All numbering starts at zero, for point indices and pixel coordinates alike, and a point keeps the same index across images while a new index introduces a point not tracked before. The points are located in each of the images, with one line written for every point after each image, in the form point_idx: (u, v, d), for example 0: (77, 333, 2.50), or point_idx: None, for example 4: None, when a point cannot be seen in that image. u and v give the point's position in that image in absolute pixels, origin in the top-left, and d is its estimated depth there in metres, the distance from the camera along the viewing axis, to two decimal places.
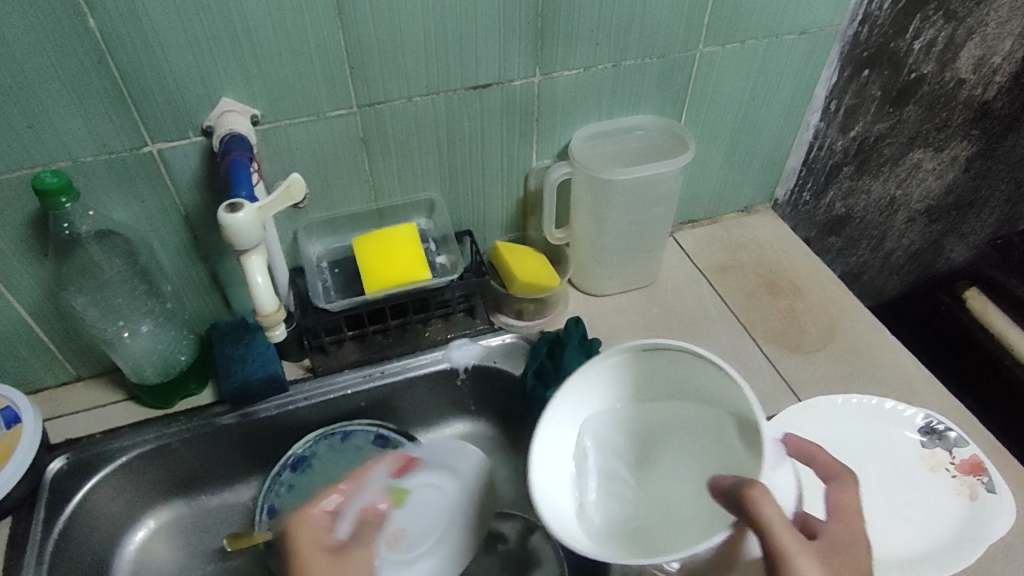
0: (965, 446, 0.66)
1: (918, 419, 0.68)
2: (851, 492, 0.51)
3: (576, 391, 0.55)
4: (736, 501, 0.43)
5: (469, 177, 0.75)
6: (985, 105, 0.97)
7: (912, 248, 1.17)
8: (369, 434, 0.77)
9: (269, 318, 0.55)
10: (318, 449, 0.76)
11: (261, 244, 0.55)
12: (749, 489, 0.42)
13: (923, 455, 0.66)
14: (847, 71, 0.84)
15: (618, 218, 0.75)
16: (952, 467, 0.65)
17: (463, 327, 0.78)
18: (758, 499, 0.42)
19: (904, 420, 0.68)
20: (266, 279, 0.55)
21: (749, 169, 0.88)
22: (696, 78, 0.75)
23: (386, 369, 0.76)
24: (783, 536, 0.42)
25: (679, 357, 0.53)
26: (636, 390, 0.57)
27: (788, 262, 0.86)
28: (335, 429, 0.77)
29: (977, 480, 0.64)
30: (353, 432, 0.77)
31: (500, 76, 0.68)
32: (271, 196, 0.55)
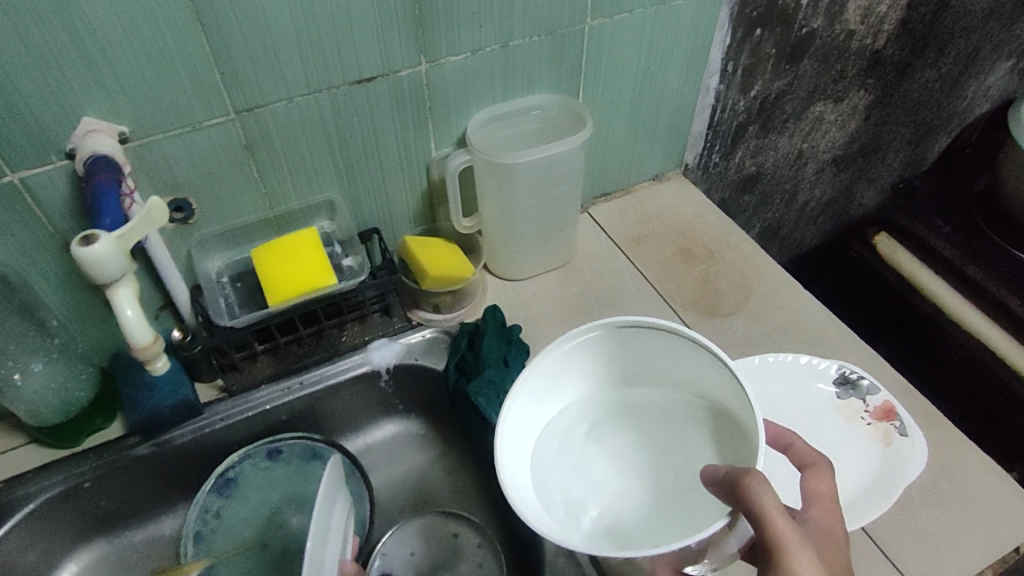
0: (877, 393, 0.69)
1: (832, 370, 0.71)
2: (825, 478, 0.51)
3: (544, 390, 0.52)
4: (735, 491, 0.42)
5: (368, 174, 0.73)
6: (877, 54, 0.99)
7: (826, 198, 1.20)
8: (296, 446, 0.75)
9: (146, 351, 0.56)
10: (243, 469, 0.74)
11: (127, 274, 0.53)
12: (749, 481, 0.41)
13: (840, 406, 0.69)
14: (740, 32, 0.84)
15: (525, 201, 0.75)
16: (866, 415, 0.68)
17: (379, 328, 0.76)
18: (756, 486, 0.41)
19: (819, 372, 0.71)
20: (138, 312, 0.54)
21: (655, 137, 0.88)
22: (588, 53, 0.74)
23: (305, 380, 0.74)
24: (778, 523, 0.41)
25: (654, 337, 0.51)
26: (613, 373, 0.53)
27: (699, 227, 0.87)
28: (259, 446, 0.73)
29: (890, 424, 0.67)
30: (279, 447, 0.74)
31: (384, 67, 0.65)
32: (126, 225, 0.53)
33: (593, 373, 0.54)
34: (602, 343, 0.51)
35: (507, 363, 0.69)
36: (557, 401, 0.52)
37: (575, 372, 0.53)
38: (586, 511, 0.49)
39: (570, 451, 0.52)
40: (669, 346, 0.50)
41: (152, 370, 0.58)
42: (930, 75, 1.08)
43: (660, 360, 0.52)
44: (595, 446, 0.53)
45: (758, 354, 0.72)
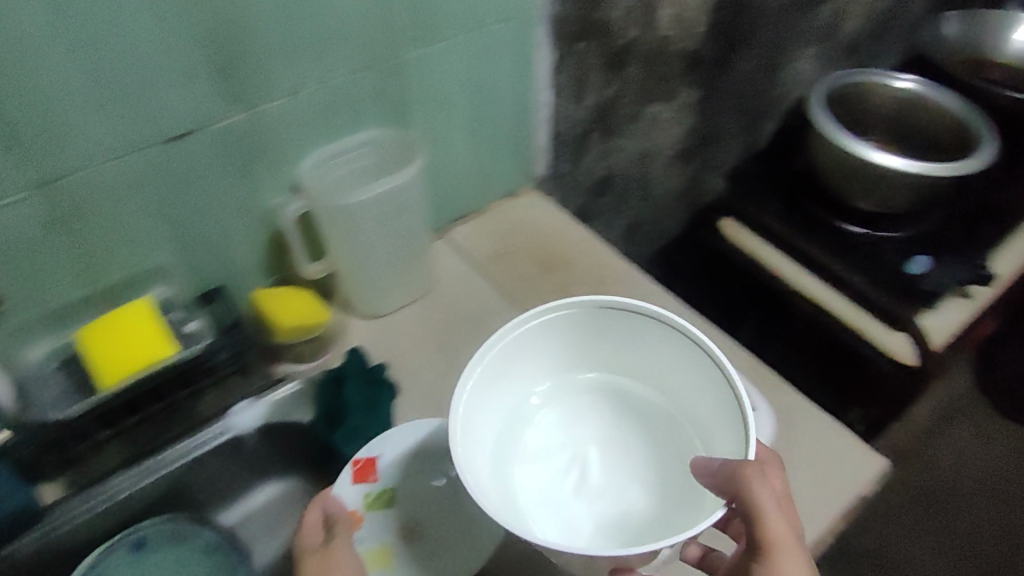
0: None
1: None
2: None
3: (510, 382, 0.60)
4: (729, 481, 0.50)
5: (202, 231, 0.69)
6: (696, 54, 1.07)
7: (678, 189, 1.27)
8: (162, 531, 0.69)
9: None
10: (105, 566, 0.68)
11: None
12: (749, 481, 0.48)
13: None
14: (562, 48, 0.88)
15: (372, 238, 0.74)
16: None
17: (239, 391, 0.73)
18: (750, 475, 0.48)
19: None
20: None
21: (500, 155, 0.91)
22: (414, 85, 0.75)
23: (163, 459, 0.69)
24: (767, 511, 0.48)
25: (634, 323, 0.58)
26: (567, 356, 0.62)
27: (554, 238, 0.90)
28: (119, 539, 0.68)
29: None
30: (142, 536, 0.69)
31: (197, 120, 0.62)
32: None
33: (556, 361, 0.62)
34: (565, 323, 0.59)
35: (373, 406, 0.69)
36: (516, 385, 0.60)
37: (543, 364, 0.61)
38: (572, 509, 0.58)
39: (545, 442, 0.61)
40: (642, 331, 0.59)
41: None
42: (747, 67, 1.18)
43: (638, 348, 0.60)
44: (547, 422, 0.62)
45: None
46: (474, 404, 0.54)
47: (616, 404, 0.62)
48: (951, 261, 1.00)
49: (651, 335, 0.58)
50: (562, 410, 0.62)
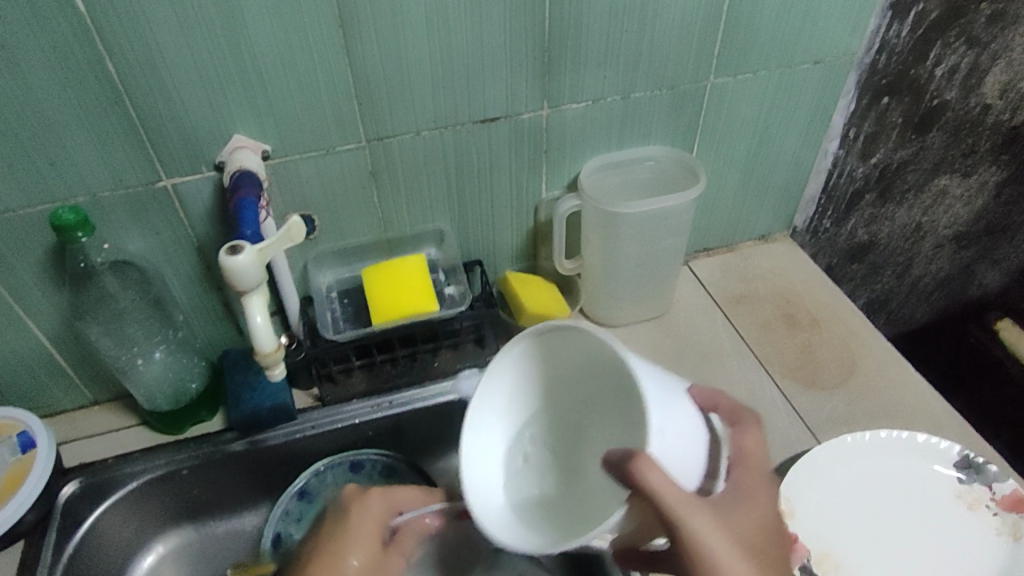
0: (1005, 480, 0.64)
1: (954, 452, 0.66)
2: (755, 433, 0.50)
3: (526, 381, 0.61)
4: (625, 474, 0.44)
5: (478, 208, 0.75)
6: (1014, 129, 0.93)
7: (941, 275, 1.10)
8: (377, 463, 0.78)
9: (268, 357, 0.57)
10: (326, 478, 0.77)
11: (262, 284, 0.57)
12: (633, 463, 0.43)
13: (961, 491, 0.65)
14: (867, 98, 0.82)
15: (629, 251, 0.75)
16: (991, 504, 0.64)
17: (471, 357, 0.77)
18: (642, 469, 0.42)
19: (939, 454, 0.66)
20: (265, 320, 0.57)
21: (766, 198, 0.87)
22: (707, 110, 0.74)
23: (395, 400, 0.76)
24: (671, 501, 0.42)
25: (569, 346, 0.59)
26: (557, 374, 0.62)
27: (805, 293, 0.85)
28: (342, 458, 0.77)
29: (1020, 516, 0.62)
30: (360, 461, 0.78)
31: (507, 109, 0.68)
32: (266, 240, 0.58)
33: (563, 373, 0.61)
34: (539, 346, 0.59)
35: None
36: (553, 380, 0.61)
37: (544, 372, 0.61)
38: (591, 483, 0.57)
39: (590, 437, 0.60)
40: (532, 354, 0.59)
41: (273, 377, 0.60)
42: None
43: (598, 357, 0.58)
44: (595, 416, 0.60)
45: (869, 431, 0.68)
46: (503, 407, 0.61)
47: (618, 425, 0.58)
48: None
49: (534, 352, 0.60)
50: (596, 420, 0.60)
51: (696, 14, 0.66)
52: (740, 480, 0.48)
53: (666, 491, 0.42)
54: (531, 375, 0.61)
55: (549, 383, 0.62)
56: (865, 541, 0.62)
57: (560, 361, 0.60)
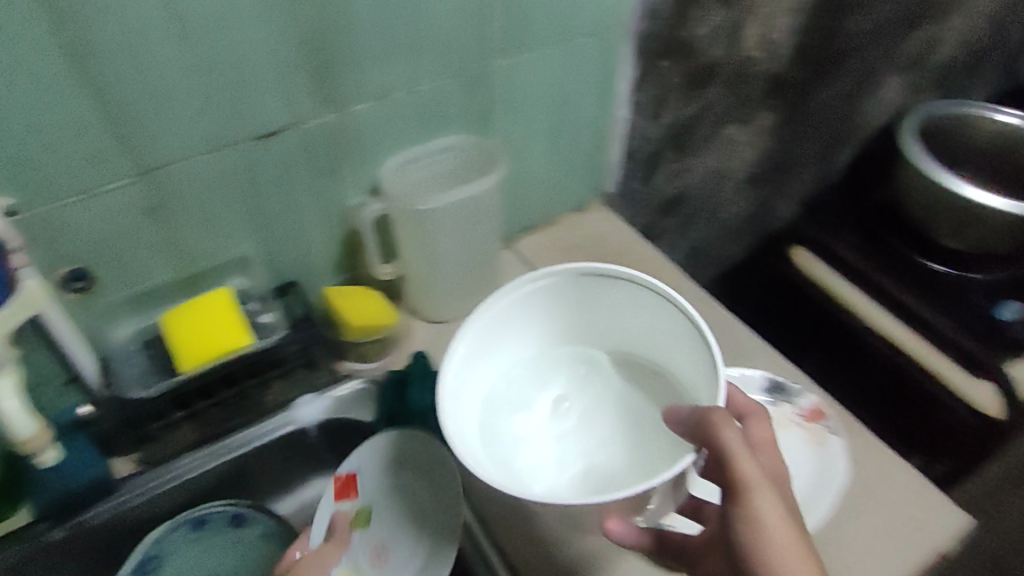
0: (806, 395, 0.73)
1: (762, 378, 0.74)
2: (764, 425, 0.55)
3: (539, 322, 0.62)
4: (699, 427, 0.50)
5: (284, 225, 0.71)
6: (778, 76, 1.03)
7: (746, 214, 1.21)
8: (224, 514, 0.71)
9: (31, 442, 0.61)
10: (167, 544, 0.69)
11: (10, 365, 0.58)
12: (716, 416, 0.49)
13: (773, 414, 0.72)
14: (645, 63, 0.87)
15: (445, 245, 0.76)
16: (800, 418, 0.71)
17: (304, 384, 0.74)
18: (720, 421, 0.49)
19: (752, 383, 0.74)
20: (17, 403, 0.59)
21: (575, 168, 0.90)
22: (499, 92, 0.75)
23: (228, 444, 0.71)
24: (741, 457, 0.48)
25: (618, 297, 0.61)
26: (586, 330, 0.64)
27: (622, 255, 0.90)
28: (180, 519, 0.70)
29: (821, 425, 0.71)
30: (202, 516, 0.70)
31: (290, 118, 0.64)
32: (6, 307, 0.56)
33: (583, 322, 0.63)
34: (581, 291, 0.61)
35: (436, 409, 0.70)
36: (580, 326, 0.64)
37: (557, 319, 0.63)
38: (587, 450, 0.58)
39: (581, 389, 0.62)
40: (615, 299, 0.61)
41: (43, 461, 0.64)
42: (831, 91, 1.13)
43: (636, 325, 0.61)
44: (592, 387, 0.62)
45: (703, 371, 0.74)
46: (517, 331, 0.61)
47: (621, 400, 0.61)
48: None
49: (597, 295, 0.61)
50: (593, 385, 0.62)
51: (465, 4, 0.66)
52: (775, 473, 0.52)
53: (736, 449, 0.49)
54: (555, 321, 0.63)
55: (573, 328, 0.64)
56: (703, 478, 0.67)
57: (597, 311, 0.62)
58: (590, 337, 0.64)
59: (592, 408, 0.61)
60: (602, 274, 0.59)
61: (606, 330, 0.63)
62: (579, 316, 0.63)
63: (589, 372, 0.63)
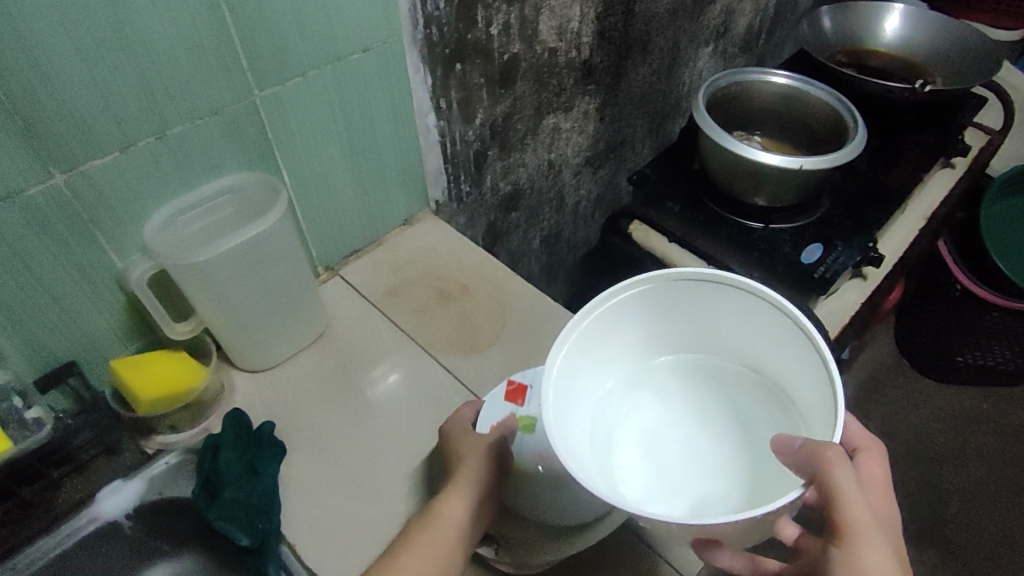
0: None
1: None
2: (878, 460, 0.54)
3: (669, 321, 0.57)
4: (810, 465, 0.45)
5: (40, 309, 0.62)
6: (587, 63, 1.04)
7: (594, 194, 1.26)
8: None
9: None
10: None
11: None
12: (831, 452, 0.44)
13: None
14: (438, 70, 0.84)
15: (241, 292, 0.70)
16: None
17: (107, 472, 0.67)
18: (837, 460, 0.44)
19: None
20: None
21: (388, 183, 0.87)
22: (271, 123, 0.70)
23: (19, 564, 0.61)
24: (855, 503, 0.43)
25: (717, 302, 0.55)
26: (681, 337, 0.59)
27: (454, 263, 0.87)
28: None
29: None
30: None
31: (3, 191, 0.55)
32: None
33: (668, 329, 0.58)
34: (682, 297, 0.55)
35: (256, 470, 0.65)
36: (657, 334, 0.58)
37: (649, 324, 0.57)
38: (714, 475, 0.56)
39: (662, 406, 0.60)
40: (706, 304, 0.55)
41: None
42: (646, 70, 1.15)
43: (727, 330, 0.57)
44: (685, 400, 0.60)
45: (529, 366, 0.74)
46: (591, 350, 0.54)
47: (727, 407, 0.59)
48: (847, 244, 0.99)
49: (694, 304, 0.56)
50: (654, 390, 0.60)
51: (196, 37, 0.59)
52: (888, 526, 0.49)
53: (850, 492, 0.44)
54: (649, 328, 0.57)
55: (673, 339, 0.59)
56: None
57: (681, 319, 0.57)
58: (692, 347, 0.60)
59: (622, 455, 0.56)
60: (686, 279, 0.53)
61: (703, 337, 0.58)
62: (676, 317, 0.57)
63: (632, 395, 0.59)
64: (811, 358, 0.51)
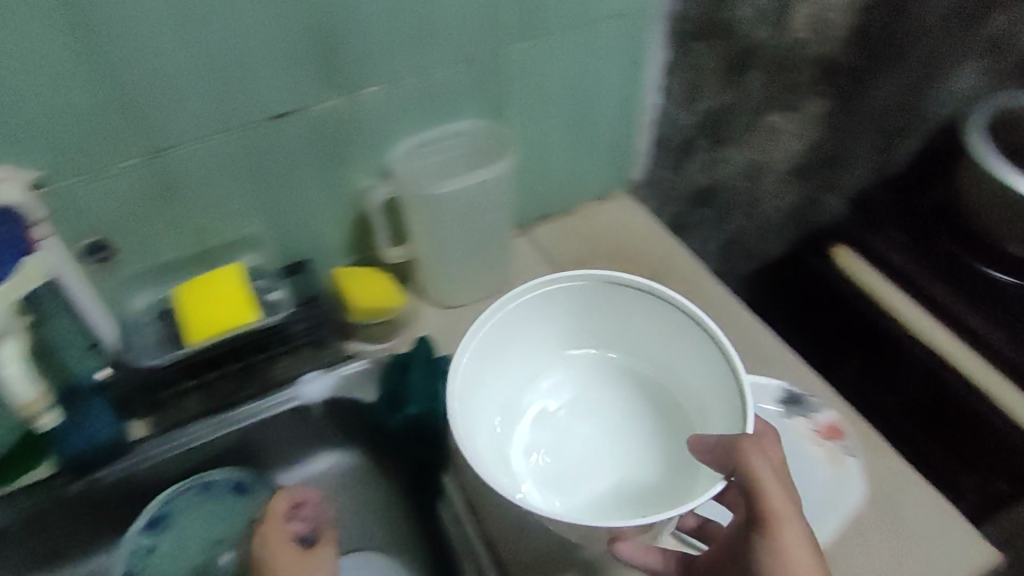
0: (824, 412, 0.69)
1: (777, 388, 0.70)
2: None
3: (562, 324, 0.66)
4: (723, 454, 0.50)
5: (292, 207, 0.72)
6: (830, 61, 0.94)
7: (791, 208, 1.10)
8: (226, 482, 0.75)
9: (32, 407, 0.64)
10: (176, 505, 0.74)
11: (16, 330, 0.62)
12: (743, 441, 0.49)
13: (787, 426, 0.68)
14: (677, 47, 0.82)
15: (454, 230, 0.76)
16: (814, 433, 0.67)
17: (309, 361, 0.76)
18: (741, 445, 0.49)
19: (764, 391, 0.70)
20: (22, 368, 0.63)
21: (596, 153, 0.86)
22: (513, 78, 0.74)
23: (235, 415, 0.74)
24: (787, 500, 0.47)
25: (628, 301, 0.64)
26: (604, 327, 0.67)
27: (649, 248, 0.87)
28: (190, 482, 0.75)
29: (838, 445, 0.66)
30: (209, 482, 0.75)
31: (297, 103, 0.66)
32: (8, 281, 0.59)
33: (571, 326, 0.67)
34: (578, 294, 0.64)
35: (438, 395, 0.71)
36: (558, 332, 0.67)
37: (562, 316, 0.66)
38: (619, 461, 0.62)
39: (571, 403, 0.66)
40: (602, 303, 0.65)
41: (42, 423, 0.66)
42: (895, 82, 1.01)
43: (636, 327, 0.65)
44: (601, 395, 0.67)
45: None
46: (506, 334, 0.63)
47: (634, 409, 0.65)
48: None
49: (614, 301, 0.64)
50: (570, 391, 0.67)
51: None
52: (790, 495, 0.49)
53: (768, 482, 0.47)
54: (563, 322, 0.66)
55: (581, 334, 0.67)
56: None
57: (597, 316, 0.66)
58: (599, 344, 0.67)
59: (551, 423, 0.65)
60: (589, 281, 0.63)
61: (619, 331, 0.66)
62: (596, 312, 0.65)
63: (558, 386, 0.67)
64: (701, 354, 0.61)
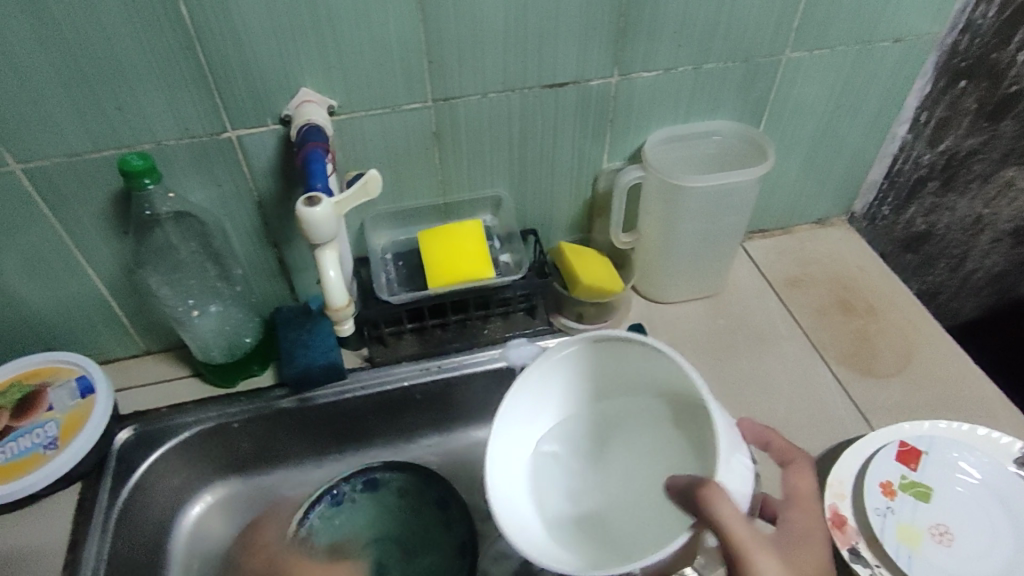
0: None
1: (1014, 448, 0.65)
2: (807, 475, 0.53)
3: (539, 403, 0.58)
4: (693, 499, 0.42)
5: (539, 174, 0.74)
6: None
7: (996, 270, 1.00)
8: (393, 480, 0.77)
9: (339, 313, 0.59)
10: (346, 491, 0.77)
11: (334, 239, 0.57)
12: (705, 488, 0.41)
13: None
14: (941, 82, 0.77)
15: (691, 225, 0.75)
16: None
17: (522, 327, 0.77)
18: (713, 493, 0.41)
19: (997, 449, 0.65)
20: (337, 273, 0.58)
21: (828, 181, 0.85)
22: (780, 85, 0.73)
23: (444, 364, 0.76)
24: (741, 531, 0.40)
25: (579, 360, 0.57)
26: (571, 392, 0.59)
27: (864, 280, 0.84)
28: (356, 475, 0.77)
29: None
30: (376, 479, 0.77)
31: (578, 74, 0.66)
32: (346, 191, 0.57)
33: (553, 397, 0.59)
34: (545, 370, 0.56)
35: None
36: (542, 413, 0.59)
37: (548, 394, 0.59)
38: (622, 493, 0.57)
39: (576, 457, 0.60)
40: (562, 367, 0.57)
41: (341, 331, 0.61)
42: None
43: (591, 372, 0.58)
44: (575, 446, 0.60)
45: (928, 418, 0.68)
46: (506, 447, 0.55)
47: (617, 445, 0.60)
48: None
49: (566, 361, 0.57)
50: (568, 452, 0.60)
51: None
52: (794, 518, 0.50)
53: (737, 525, 0.40)
54: (552, 396, 0.59)
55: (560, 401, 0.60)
56: (931, 537, 0.60)
57: (555, 381, 0.58)
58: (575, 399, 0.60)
59: (573, 494, 0.58)
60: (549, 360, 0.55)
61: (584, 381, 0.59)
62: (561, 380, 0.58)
63: (557, 464, 0.59)
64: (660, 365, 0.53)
